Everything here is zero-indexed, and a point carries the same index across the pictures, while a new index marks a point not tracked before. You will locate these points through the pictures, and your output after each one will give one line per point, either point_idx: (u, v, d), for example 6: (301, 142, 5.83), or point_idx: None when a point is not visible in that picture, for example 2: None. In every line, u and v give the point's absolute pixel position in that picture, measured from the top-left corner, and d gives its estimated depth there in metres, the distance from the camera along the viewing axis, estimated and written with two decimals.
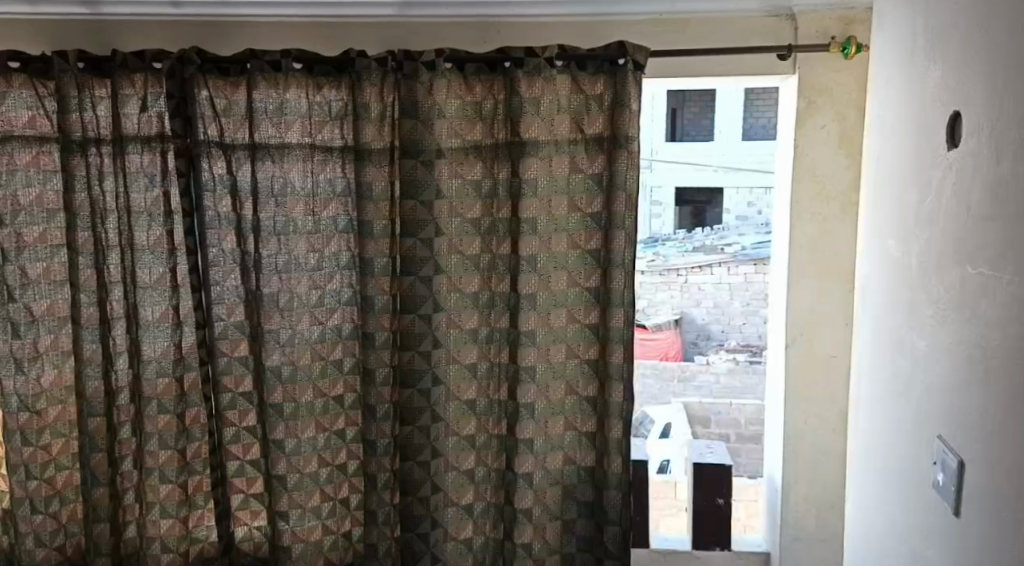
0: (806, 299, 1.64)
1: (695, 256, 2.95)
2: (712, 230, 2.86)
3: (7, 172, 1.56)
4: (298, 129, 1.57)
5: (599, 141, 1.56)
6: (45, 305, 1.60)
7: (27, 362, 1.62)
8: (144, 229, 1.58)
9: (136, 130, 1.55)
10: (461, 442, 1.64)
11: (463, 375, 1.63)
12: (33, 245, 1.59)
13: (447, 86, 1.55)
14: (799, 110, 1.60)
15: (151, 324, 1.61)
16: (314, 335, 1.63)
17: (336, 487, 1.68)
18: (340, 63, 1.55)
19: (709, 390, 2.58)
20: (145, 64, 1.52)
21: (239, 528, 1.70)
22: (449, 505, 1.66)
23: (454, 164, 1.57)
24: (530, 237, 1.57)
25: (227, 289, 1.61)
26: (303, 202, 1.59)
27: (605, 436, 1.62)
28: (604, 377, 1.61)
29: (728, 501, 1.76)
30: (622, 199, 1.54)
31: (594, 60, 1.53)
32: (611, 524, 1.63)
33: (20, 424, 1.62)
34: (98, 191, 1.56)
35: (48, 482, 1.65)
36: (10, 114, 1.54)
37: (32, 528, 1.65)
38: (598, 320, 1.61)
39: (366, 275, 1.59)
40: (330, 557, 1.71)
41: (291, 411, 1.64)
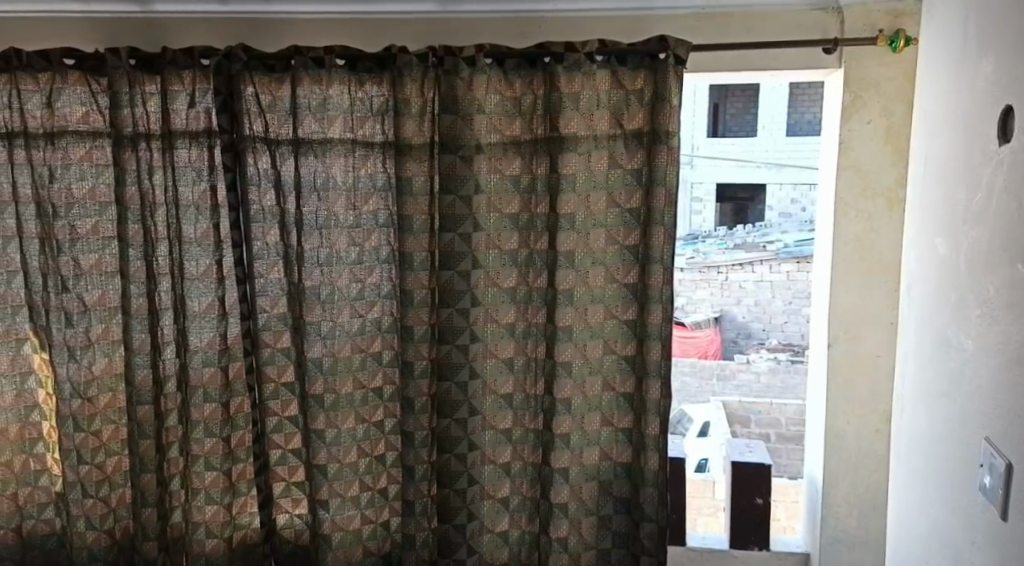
0: (849, 298, 1.61)
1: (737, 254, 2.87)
2: (755, 228, 2.83)
3: (63, 166, 1.61)
4: (340, 125, 1.59)
5: (639, 137, 1.55)
6: (97, 296, 1.65)
7: (79, 351, 1.66)
8: (191, 223, 1.61)
9: (184, 125, 1.59)
10: (498, 436, 1.66)
11: (500, 370, 1.64)
12: (86, 238, 1.63)
13: (487, 82, 1.56)
14: (844, 105, 1.57)
15: (198, 315, 1.64)
16: (354, 327, 1.66)
17: (374, 478, 1.71)
18: (381, 59, 1.57)
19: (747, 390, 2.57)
20: (193, 61, 1.55)
21: (280, 516, 1.74)
22: (485, 497, 1.68)
23: (494, 159, 1.58)
24: (569, 233, 1.57)
25: (270, 282, 1.65)
26: (344, 197, 1.62)
27: (642, 433, 1.62)
28: (641, 375, 1.60)
29: (766, 500, 1.75)
30: (662, 195, 1.54)
31: (635, 55, 1.53)
32: (647, 521, 1.63)
33: (73, 411, 1.67)
34: (148, 185, 1.60)
35: (99, 467, 1.70)
36: (65, 110, 1.59)
37: (84, 511, 1.71)
38: (635, 317, 1.61)
39: (406, 270, 1.61)
40: (369, 546, 1.74)
41: (332, 402, 1.67)
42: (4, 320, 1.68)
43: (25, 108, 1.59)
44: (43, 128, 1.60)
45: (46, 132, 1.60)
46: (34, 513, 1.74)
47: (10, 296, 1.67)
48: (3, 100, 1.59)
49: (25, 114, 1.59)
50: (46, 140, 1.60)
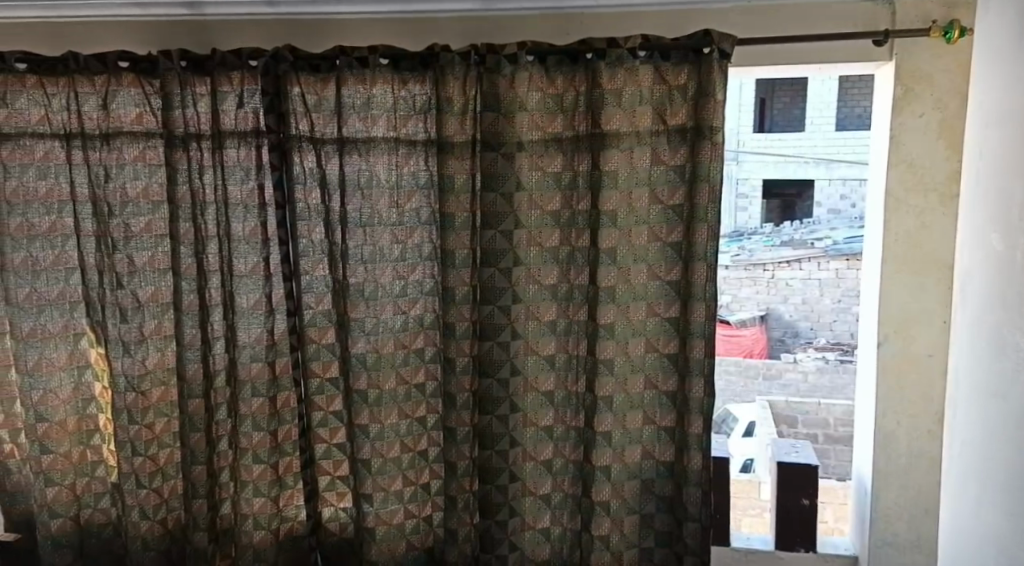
0: (900, 296, 1.57)
1: (784, 252, 2.62)
2: (803, 224, 2.63)
3: (118, 166, 1.65)
4: (384, 123, 1.61)
5: (682, 133, 1.54)
6: (150, 291, 1.69)
7: (134, 345, 1.70)
8: (239, 221, 1.65)
9: (233, 125, 1.62)
10: (539, 433, 1.66)
11: (542, 367, 1.65)
12: (140, 236, 1.68)
13: (529, 80, 1.56)
14: (896, 98, 1.53)
15: (246, 311, 1.68)
16: (398, 323, 1.68)
17: (417, 473, 1.73)
18: (424, 58, 1.58)
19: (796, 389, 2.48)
20: (242, 62, 1.59)
21: (326, 508, 1.77)
22: (526, 494, 1.68)
23: (535, 157, 1.58)
24: (610, 230, 1.57)
25: (315, 279, 1.68)
26: (388, 195, 1.63)
27: (685, 432, 1.60)
28: (684, 372, 1.59)
29: (813, 501, 1.72)
30: (705, 191, 1.52)
31: (678, 50, 1.51)
32: (691, 520, 1.62)
33: (127, 404, 1.72)
34: (198, 184, 1.64)
35: (152, 458, 1.74)
36: (120, 111, 1.63)
37: (138, 502, 1.74)
38: (678, 314, 1.59)
39: (448, 267, 1.62)
40: (412, 541, 1.75)
41: (375, 398, 1.68)
42: (62, 315, 1.73)
43: (82, 110, 1.64)
44: (99, 129, 1.64)
45: (102, 133, 1.64)
46: (91, 503, 1.79)
47: (69, 293, 1.72)
48: (62, 102, 1.64)
49: (82, 115, 1.64)
50: (102, 141, 1.64)
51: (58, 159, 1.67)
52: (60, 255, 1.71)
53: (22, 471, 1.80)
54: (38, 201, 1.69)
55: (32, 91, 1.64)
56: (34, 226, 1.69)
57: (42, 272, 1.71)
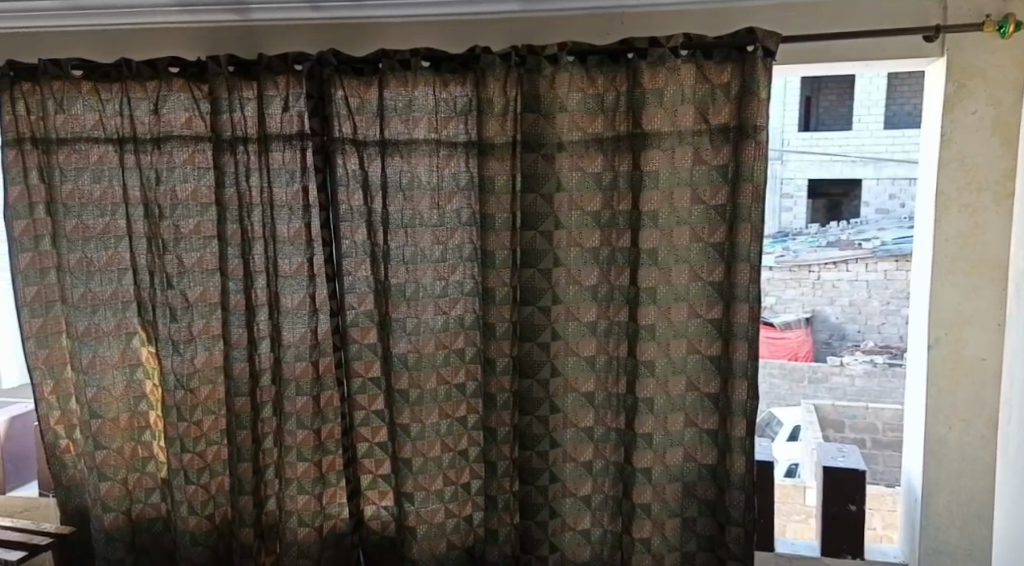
0: (951, 297, 1.53)
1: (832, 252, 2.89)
2: (850, 224, 2.94)
3: (168, 169, 1.69)
4: (426, 125, 1.63)
5: (725, 132, 1.53)
6: (199, 291, 1.73)
7: (183, 344, 1.75)
8: (285, 222, 1.68)
9: (279, 128, 1.65)
10: (579, 434, 1.66)
11: (582, 367, 1.64)
12: (190, 237, 1.72)
13: (570, 80, 1.56)
14: (948, 95, 1.49)
15: (291, 311, 1.71)
16: (438, 323, 1.69)
17: (458, 472, 1.74)
18: (465, 60, 1.59)
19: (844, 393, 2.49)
20: (288, 66, 1.62)
21: (368, 506, 1.79)
22: (566, 495, 1.67)
23: (575, 157, 1.57)
24: (651, 230, 1.56)
25: (358, 279, 1.70)
26: (429, 196, 1.65)
27: (728, 434, 1.59)
28: (727, 374, 1.58)
29: (861, 507, 1.68)
30: (749, 191, 1.50)
31: (721, 48, 1.50)
32: (734, 524, 1.60)
33: (176, 401, 1.76)
34: (245, 186, 1.67)
35: (200, 454, 1.78)
36: (170, 115, 1.68)
37: (186, 497, 1.78)
38: (720, 315, 1.58)
39: (488, 268, 1.62)
40: (452, 540, 1.76)
41: (417, 397, 1.70)
42: (115, 314, 1.78)
43: (134, 114, 1.68)
44: (150, 133, 1.69)
45: (153, 137, 1.69)
46: (142, 498, 1.84)
47: (121, 292, 1.77)
48: (115, 107, 1.69)
49: (134, 120, 1.68)
50: (153, 144, 1.69)
51: (111, 161, 1.72)
52: (113, 256, 1.75)
53: (77, 466, 1.85)
54: (92, 203, 1.73)
55: (87, 96, 1.69)
56: (89, 228, 1.74)
57: (95, 272, 1.76)
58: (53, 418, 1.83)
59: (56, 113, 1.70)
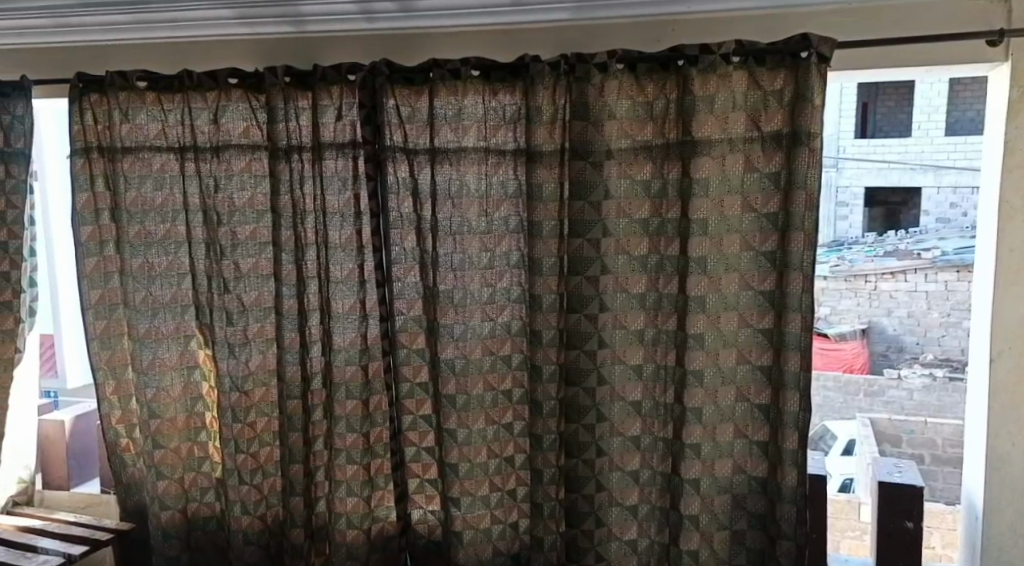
0: (1015, 309, 1.48)
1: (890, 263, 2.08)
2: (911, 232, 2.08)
3: (227, 176, 1.75)
4: (475, 133, 1.64)
5: (778, 138, 1.51)
6: (254, 295, 1.78)
7: (238, 347, 1.79)
8: (337, 229, 1.72)
9: (332, 137, 1.69)
10: (626, 442, 1.65)
11: (629, 375, 1.63)
12: (246, 242, 1.76)
13: (619, 87, 1.55)
14: (1012, 101, 1.45)
15: (342, 315, 1.74)
16: (485, 330, 1.70)
17: (504, 478, 1.74)
18: (515, 68, 1.60)
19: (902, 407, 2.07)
20: (342, 76, 1.66)
21: (415, 510, 1.82)
22: (613, 504, 1.66)
23: (624, 164, 1.57)
24: (700, 237, 1.55)
25: (407, 285, 1.72)
26: (477, 202, 1.66)
27: (779, 446, 1.56)
28: (779, 383, 1.56)
29: (918, 525, 1.64)
30: (802, 198, 1.49)
31: (774, 54, 1.48)
32: (785, 538, 1.57)
33: (231, 403, 1.80)
34: (299, 192, 1.71)
35: (253, 455, 1.81)
36: (229, 125, 1.73)
37: (240, 497, 1.82)
38: (772, 325, 1.56)
39: (536, 275, 1.62)
40: (498, 546, 1.76)
41: (464, 402, 1.71)
42: (174, 317, 1.83)
43: (195, 124, 1.74)
44: (210, 142, 1.74)
45: (213, 146, 1.74)
46: (197, 496, 1.89)
47: (181, 295, 1.83)
48: (177, 117, 1.75)
49: (195, 128, 1.74)
50: (212, 152, 1.74)
51: (172, 169, 1.78)
52: (173, 260, 1.81)
53: (137, 465, 1.90)
54: (154, 209, 1.79)
55: (151, 106, 1.75)
56: (151, 232, 1.80)
57: (157, 276, 1.81)
58: (115, 417, 1.89)
59: (122, 122, 1.76)
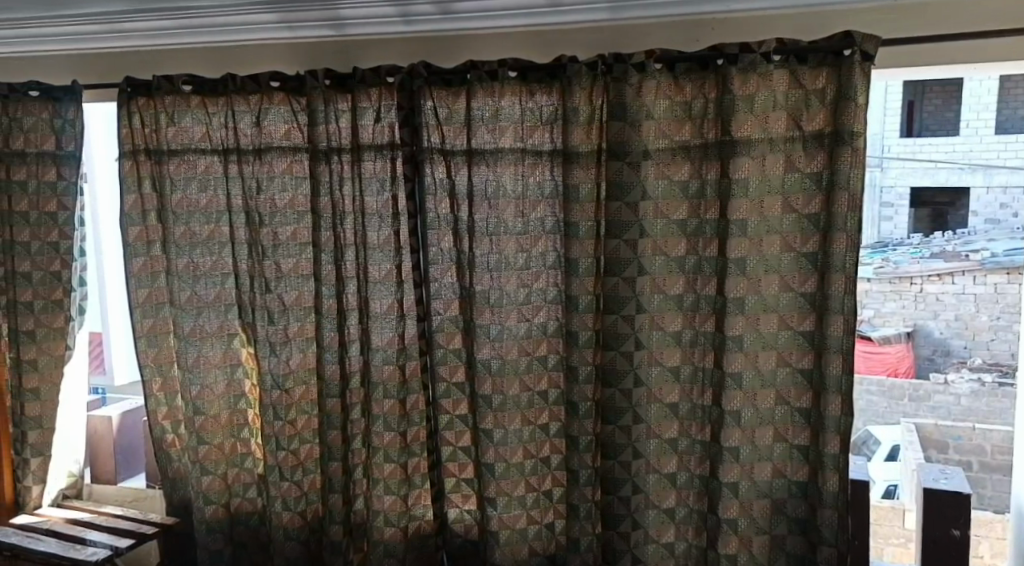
0: None
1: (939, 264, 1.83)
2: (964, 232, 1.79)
3: (269, 178, 1.78)
4: (512, 133, 1.65)
5: (820, 138, 1.49)
6: (295, 295, 1.81)
7: (279, 346, 1.82)
8: (375, 230, 1.73)
9: (371, 139, 1.71)
10: (663, 445, 1.64)
11: (666, 377, 1.62)
12: (287, 243, 1.79)
13: (657, 87, 1.54)
14: None
15: (380, 315, 1.76)
16: (522, 330, 1.70)
17: (540, 478, 1.75)
18: (553, 69, 1.60)
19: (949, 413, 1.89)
20: (380, 79, 1.68)
21: (451, 509, 1.83)
22: (650, 507, 1.65)
23: (661, 165, 1.56)
24: (740, 238, 1.53)
25: (444, 286, 1.73)
26: (514, 203, 1.67)
27: (820, 450, 1.54)
28: (819, 387, 1.53)
29: (965, 533, 1.64)
30: (845, 199, 1.46)
31: (816, 52, 1.45)
32: (826, 544, 1.55)
33: (272, 400, 1.83)
34: (339, 194, 1.73)
35: (294, 452, 1.84)
36: (271, 127, 1.76)
37: (281, 493, 1.85)
38: (813, 327, 1.54)
39: (572, 275, 1.62)
40: (534, 547, 1.77)
41: (500, 402, 1.71)
42: (218, 316, 1.87)
43: (238, 126, 1.77)
44: (252, 144, 1.77)
45: (255, 148, 1.77)
46: (240, 492, 1.92)
47: (225, 295, 1.86)
48: (221, 119, 1.78)
49: (238, 131, 1.78)
50: (255, 155, 1.77)
51: (217, 171, 1.81)
52: (217, 260, 1.85)
53: (182, 460, 1.95)
54: (199, 211, 1.83)
55: (195, 109, 1.79)
56: (196, 233, 1.84)
57: (201, 276, 1.85)
58: (161, 414, 1.93)
59: (168, 125, 1.81)
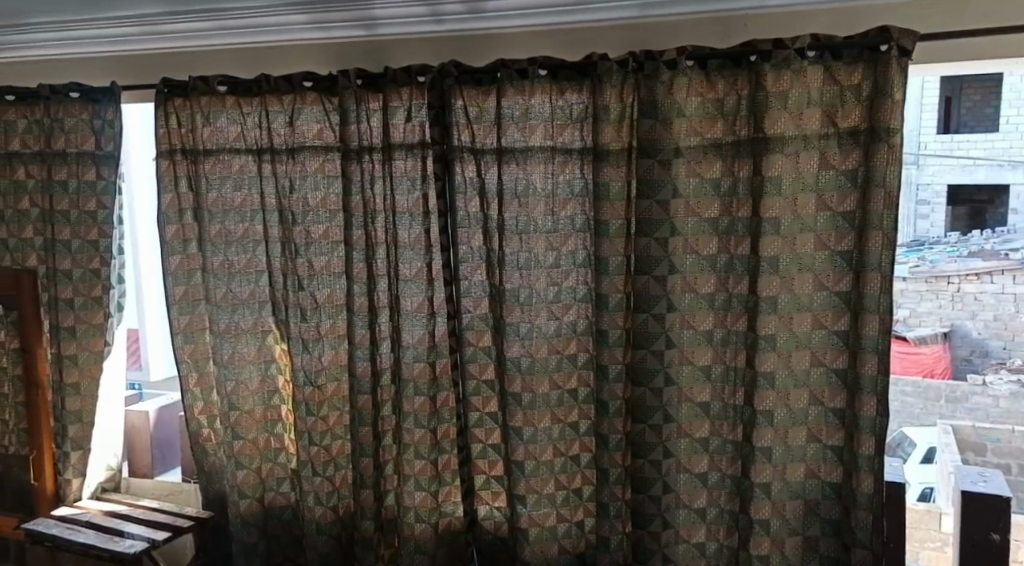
0: None
1: (979, 263, 1.73)
2: (1005, 230, 1.71)
3: (301, 177, 1.80)
4: (542, 132, 1.65)
5: (855, 135, 1.47)
6: (327, 293, 1.83)
7: (312, 343, 1.85)
8: (406, 228, 1.75)
9: (402, 138, 1.72)
10: (694, 444, 1.63)
11: (697, 377, 1.61)
12: (319, 241, 1.81)
13: (688, 84, 1.53)
14: None
15: (410, 313, 1.77)
16: (551, 329, 1.70)
17: (569, 477, 1.75)
18: (583, 67, 1.60)
19: (988, 415, 1.79)
20: (411, 78, 1.69)
21: (481, 506, 1.84)
22: (680, 506, 1.64)
23: (692, 163, 1.55)
24: (772, 237, 1.51)
25: (474, 284, 1.74)
26: (544, 202, 1.67)
27: (855, 451, 1.52)
28: (854, 387, 1.51)
29: (1003, 537, 1.65)
30: (881, 197, 1.44)
31: (852, 49, 1.44)
32: (860, 546, 1.53)
33: (305, 396, 1.85)
34: (370, 193, 1.75)
35: (326, 448, 1.87)
36: (304, 127, 1.78)
37: (313, 488, 1.87)
38: (848, 326, 1.52)
39: (602, 274, 1.61)
40: (563, 545, 1.77)
41: (529, 401, 1.71)
42: (252, 314, 1.90)
43: (272, 126, 1.80)
44: (286, 144, 1.80)
45: (288, 147, 1.80)
46: (273, 487, 1.95)
47: (258, 293, 1.89)
48: (255, 120, 1.81)
49: (272, 131, 1.80)
50: (288, 154, 1.80)
51: (251, 171, 1.84)
52: (251, 259, 1.88)
53: (217, 455, 1.98)
54: (234, 209, 1.86)
55: (230, 110, 1.82)
56: (230, 232, 1.87)
57: (235, 274, 1.88)
58: (197, 409, 1.97)
59: (203, 126, 1.84)
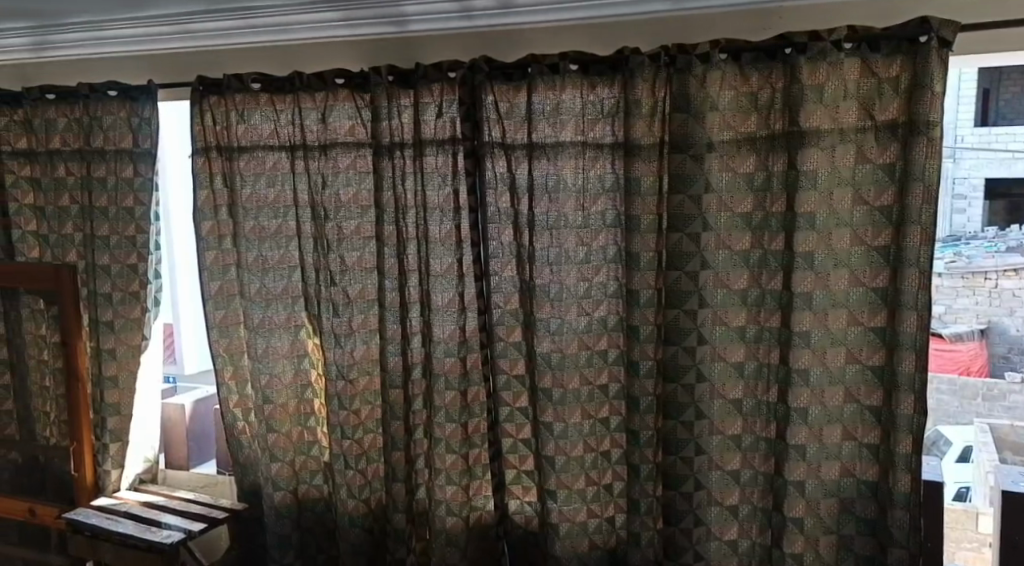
0: None
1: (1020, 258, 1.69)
2: None
3: (334, 173, 1.81)
4: (572, 128, 1.64)
5: (893, 128, 1.44)
6: (358, 289, 1.84)
7: (344, 337, 1.86)
8: (437, 224, 1.75)
9: (432, 134, 1.73)
10: (727, 442, 1.62)
11: (730, 374, 1.60)
12: (351, 238, 1.83)
13: (722, 78, 1.51)
14: None
15: (441, 308, 1.77)
16: (582, 324, 1.70)
17: (600, 473, 1.75)
18: (614, 62, 1.59)
19: None
20: (442, 74, 1.69)
21: (512, 501, 1.84)
22: (712, 503, 1.63)
23: (725, 157, 1.53)
24: (808, 233, 1.49)
25: (504, 280, 1.74)
26: (575, 198, 1.67)
27: (891, 450, 1.50)
28: (891, 385, 1.49)
29: None
30: (919, 192, 1.42)
31: (890, 40, 1.41)
32: (897, 546, 1.51)
33: (338, 391, 1.87)
34: (401, 189, 1.76)
35: (358, 442, 1.89)
36: (336, 124, 1.79)
37: (346, 481, 1.90)
38: (885, 322, 1.49)
39: (633, 269, 1.61)
40: (594, 540, 1.77)
41: (560, 397, 1.71)
42: (286, 309, 1.92)
43: (305, 124, 1.81)
44: (318, 141, 1.81)
45: (321, 144, 1.81)
46: (307, 479, 1.98)
47: (291, 288, 1.91)
48: (288, 117, 1.83)
49: (304, 128, 1.82)
50: (321, 151, 1.81)
51: (284, 168, 1.86)
52: (284, 255, 1.90)
53: (251, 447, 2.01)
54: (268, 206, 1.88)
55: (264, 107, 1.84)
56: (264, 228, 1.89)
57: (269, 270, 1.90)
58: (232, 401, 2.00)
59: (238, 123, 1.86)
